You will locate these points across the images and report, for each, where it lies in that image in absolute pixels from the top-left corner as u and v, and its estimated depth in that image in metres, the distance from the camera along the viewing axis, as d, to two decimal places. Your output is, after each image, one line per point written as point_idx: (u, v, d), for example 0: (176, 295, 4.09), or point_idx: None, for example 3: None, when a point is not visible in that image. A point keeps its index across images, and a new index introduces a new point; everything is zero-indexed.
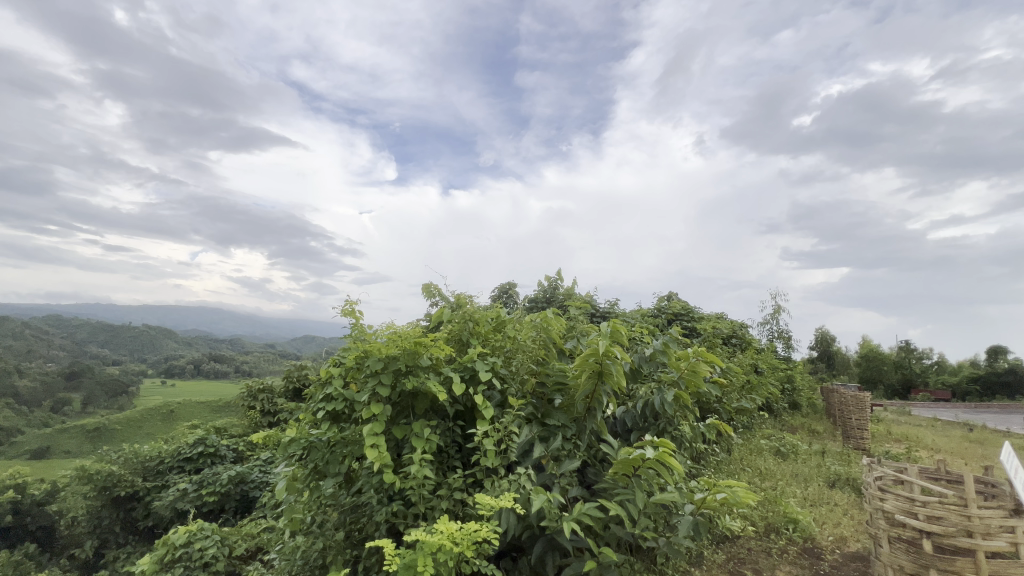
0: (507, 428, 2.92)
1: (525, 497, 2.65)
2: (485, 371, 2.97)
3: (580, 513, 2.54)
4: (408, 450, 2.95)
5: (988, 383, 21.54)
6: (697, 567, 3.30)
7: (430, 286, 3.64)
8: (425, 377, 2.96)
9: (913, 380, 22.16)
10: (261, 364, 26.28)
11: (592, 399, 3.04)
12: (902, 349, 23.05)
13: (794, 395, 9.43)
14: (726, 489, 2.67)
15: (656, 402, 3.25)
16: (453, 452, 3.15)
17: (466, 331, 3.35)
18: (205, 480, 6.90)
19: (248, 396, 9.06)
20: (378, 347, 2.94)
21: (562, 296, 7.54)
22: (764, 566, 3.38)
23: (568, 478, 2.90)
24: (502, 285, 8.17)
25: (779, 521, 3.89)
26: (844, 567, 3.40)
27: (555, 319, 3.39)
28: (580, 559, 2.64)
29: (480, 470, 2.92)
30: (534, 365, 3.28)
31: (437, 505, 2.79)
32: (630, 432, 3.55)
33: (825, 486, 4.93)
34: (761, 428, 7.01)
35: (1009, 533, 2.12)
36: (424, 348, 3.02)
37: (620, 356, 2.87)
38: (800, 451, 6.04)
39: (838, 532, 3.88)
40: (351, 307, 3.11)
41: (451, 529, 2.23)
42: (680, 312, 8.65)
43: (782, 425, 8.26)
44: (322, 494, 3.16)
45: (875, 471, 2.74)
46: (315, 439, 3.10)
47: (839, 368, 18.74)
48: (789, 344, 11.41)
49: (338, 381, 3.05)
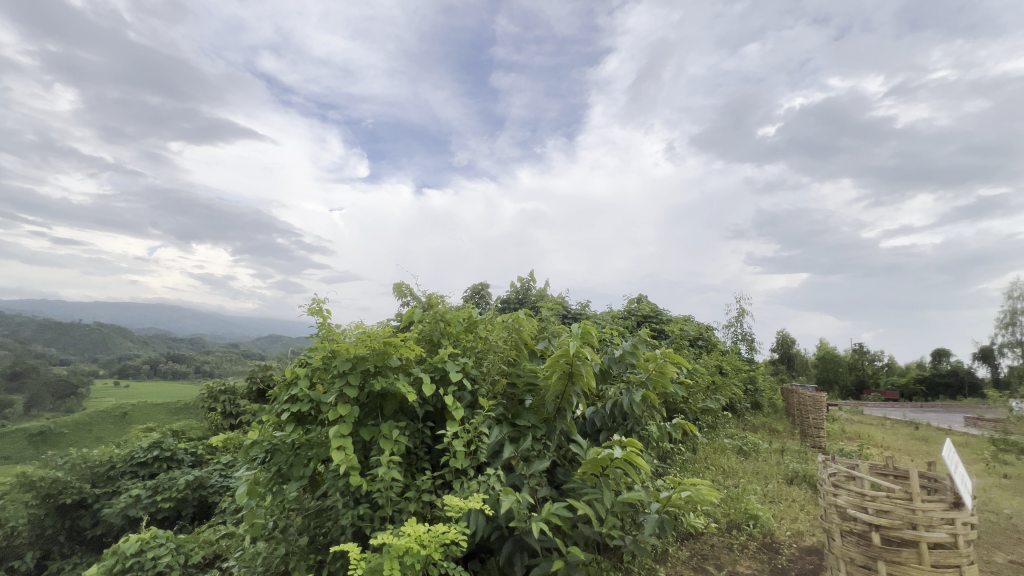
0: (477, 429, 2.92)
1: (494, 498, 2.64)
2: (455, 372, 2.95)
3: (548, 513, 2.55)
4: (376, 453, 2.90)
5: (932, 383, 22.92)
6: (662, 564, 3.36)
7: (401, 285, 3.59)
8: (395, 377, 2.91)
9: (865, 381, 23.34)
10: (223, 364, 25.33)
11: (562, 399, 3.06)
12: (856, 352, 24.24)
13: (756, 395, 9.76)
14: (691, 488, 2.74)
15: (625, 402, 3.30)
16: (422, 454, 3.11)
17: (437, 332, 3.32)
18: (160, 485, 6.59)
19: (208, 397, 8.70)
20: (346, 347, 2.89)
21: (535, 297, 7.58)
22: (725, 561, 3.49)
23: (537, 478, 2.91)
24: (475, 286, 8.14)
25: (741, 517, 4.02)
26: (800, 560, 3.54)
27: (526, 319, 3.39)
28: (549, 559, 2.65)
29: (450, 471, 2.90)
30: (505, 365, 3.29)
31: (405, 508, 2.75)
32: (599, 432, 3.59)
33: (784, 483, 5.12)
34: (725, 428, 7.21)
35: (950, 525, 2.26)
36: (394, 349, 2.98)
37: (590, 356, 2.90)
38: (760, 450, 6.24)
39: (795, 527, 4.04)
40: (319, 306, 3.04)
41: (418, 532, 2.21)
42: (649, 314, 8.83)
43: (745, 425, 8.54)
44: (285, 498, 3.08)
45: (829, 467, 2.86)
46: (279, 442, 3.01)
47: (799, 369, 19.55)
48: (752, 346, 11.82)
49: (304, 382, 2.97)
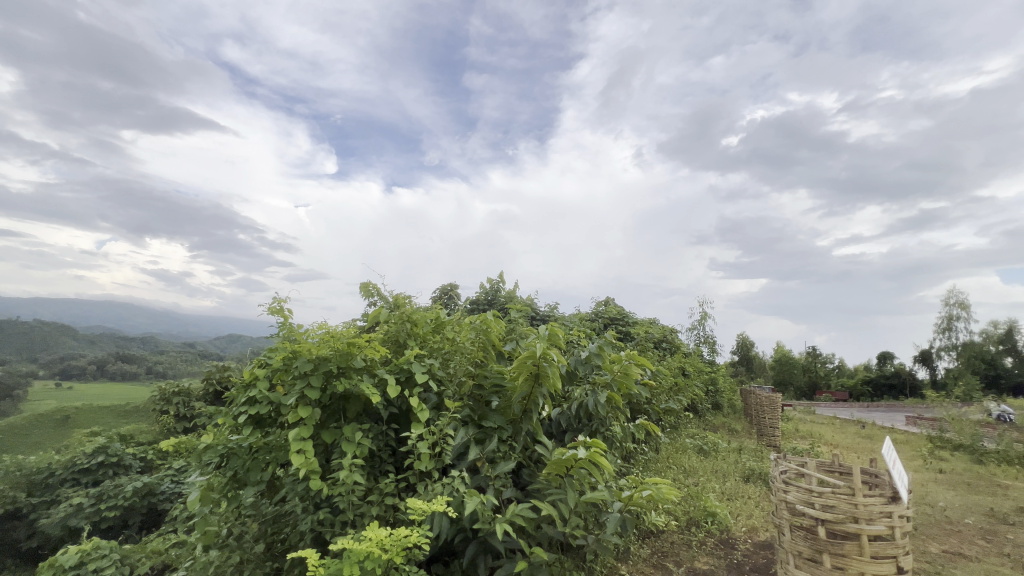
0: (443, 431, 2.90)
1: (459, 500, 2.62)
2: (421, 373, 2.92)
3: (512, 514, 2.55)
4: (338, 456, 2.84)
5: (878, 384, 24.32)
6: (624, 563, 3.43)
7: (368, 285, 3.53)
8: (358, 379, 2.85)
9: (818, 382, 24.51)
10: (177, 364, 24.13)
11: (529, 401, 3.07)
12: (809, 354, 25.44)
13: (717, 395, 10.08)
14: (652, 487, 2.79)
15: (590, 403, 3.35)
16: (386, 456, 3.06)
17: (403, 333, 3.28)
18: (104, 493, 6.22)
19: (160, 399, 8.30)
20: (308, 348, 2.81)
21: (504, 298, 7.59)
22: (684, 557, 3.59)
23: (502, 479, 2.91)
24: (444, 286, 8.08)
25: (699, 515, 4.14)
26: (754, 555, 3.69)
27: (494, 321, 3.39)
28: (512, 560, 2.65)
29: (414, 474, 2.87)
30: (472, 366, 3.28)
31: (367, 512, 2.70)
32: (565, 433, 3.63)
33: (741, 481, 5.32)
34: (687, 428, 7.42)
35: (888, 518, 2.40)
36: (358, 349, 2.92)
37: (556, 358, 2.92)
38: (720, 449, 6.45)
39: (750, 523, 4.20)
40: (280, 305, 2.95)
41: (380, 536, 2.17)
42: (616, 316, 8.98)
43: (705, 425, 8.82)
44: (240, 504, 2.97)
45: (780, 465, 2.98)
46: (235, 445, 2.90)
47: (757, 371, 20.34)
48: (713, 349, 12.22)
49: (263, 383, 2.88)
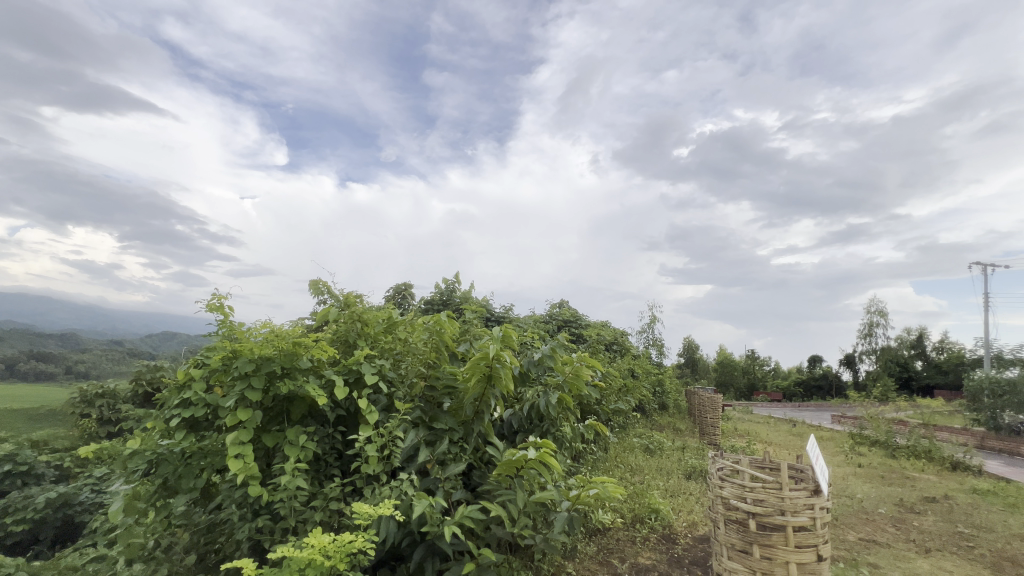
0: (392, 432, 2.86)
1: (407, 504, 2.59)
2: (371, 374, 2.86)
3: (461, 516, 2.54)
4: (280, 460, 2.73)
5: (808, 386, 26.15)
6: (570, 560, 3.50)
7: (318, 282, 3.40)
8: (304, 380, 2.75)
9: (755, 384, 26.03)
10: (101, 364, 22.24)
11: (481, 402, 3.08)
12: (748, 357, 26.99)
13: (663, 396, 10.48)
14: (599, 485, 2.85)
15: (542, 404, 3.40)
16: (332, 460, 2.96)
17: (353, 332, 3.18)
18: (11, 506, 5.64)
19: (81, 402, 7.63)
20: (251, 348, 2.68)
21: (459, 299, 7.54)
22: (628, 553, 3.71)
23: (452, 481, 2.90)
24: (397, 286, 7.92)
25: (644, 512, 4.29)
26: (693, 548, 3.87)
27: (448, 322, 3.34)
28: (460, 562, 2.64)
29: (360, 478, 2.81)
30: (424, 368, 3.24)
31: (310, 518, 2.61)
32: (516, 433, 3.66)
33: (683, 478, 5.57)
34: (635, 428, 7.66)
35: (810, 510, 2.58)
36: (304, 349, 2.81)
37: (509, 360, 2.93)
38: (665, 448, 6.72)
39: (690, 518, 4.41)
40: (220, 302, 2.79)
41: (322, 542, 2.10)
42: (569, 319, 9.14)
43: (652, 424, 9.15)
44: (170, 513, 2.80)
45: (717, 462, 3.13)
46: (165, 451, 2.73)
47: (701, 373, 21.34)
48: (661, 351, 12.70)
49: (199, 384, 2.72)
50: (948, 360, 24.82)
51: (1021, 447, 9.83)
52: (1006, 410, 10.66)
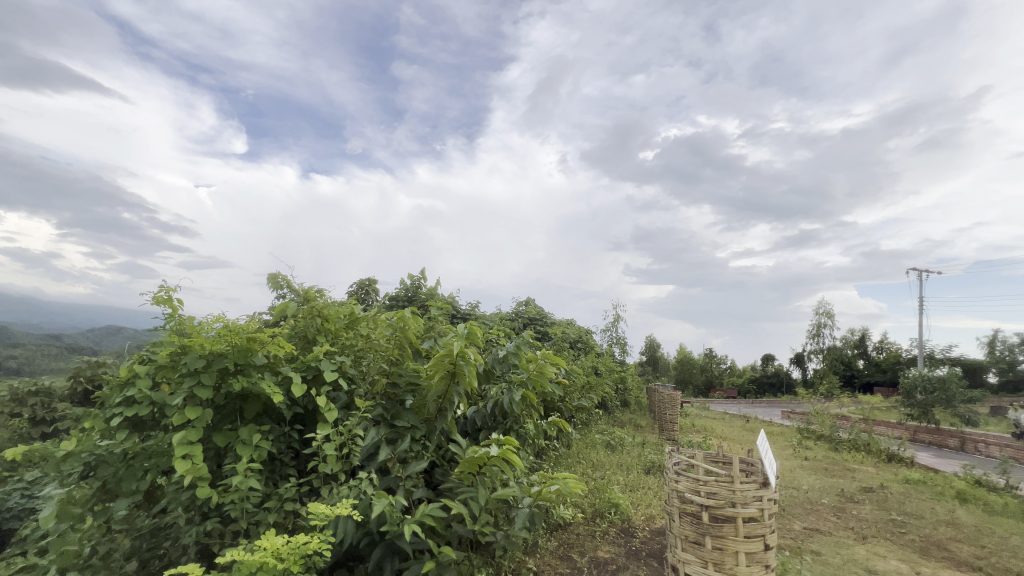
0: (352, 431, 2.80)
1: (366, 503, 2.54)
2: (330, 371, 2.79)
3: (422, 514, 2.51)
4: (231, 460, 2.62)
5: (761, 383, 27.36)
6: (531, 556, 3.54)
7: (277, 276, 3.28)
8: (259, 377, 2.64)
9: (713, 381, 27.04)
10: (36, 359, 20.71)
11: (444, 400, 3.05)
12: (706, 356, 28.03)
13: (625, 393, 10.71)
14: (560, 481, 2.88)
15: (505, 402, 3.40)
16: (288, 460, 2.86)
17: (313, 328, 3.09)
18: None
19: (10, 400, 7.07)
20: (201, 343, 2.55)
21: (425, 295, 7.45)
22: (588, 547, 3.78)
23: (413, 479, 2.87)
24: (361, 281, 7.74)
25: (604, 506, 4.38)
26: (650, 541, 3.99)
27: (412, 318, 3.28)
28: (419, 561, 2.61)
29: (318, 477, 2.73)
30: (386, 365, 3.17)
31: (263, 519, 2.52)
32: (479, 431, 3.64)
33: (643, 472, 5.72)
34: (597, 424, 7.80)
35: (759, 501, 2.70)
36: (259, 345, 2.70)
37: (473, 357, 2.92)
38: (625, 444, 6.88)
39: (648, 511, 4.54)
40: (168, 295, 2.65)
41: (275, 544, 2.03)
42: (535, 317, 9.21)
43: (614, 421, 9.35)
44: (110, 518, 2.64)
45: (674, 457, 3.22)
46: (105, 452, 2.57)
47: (662, 370, 21.96)
48: (624, 349, 12.99)
49: (144, 381, 2.58)
50: (887, 358, 26.50)
51: (947, 439, 10.62)
52: (936, 405, 11.46)
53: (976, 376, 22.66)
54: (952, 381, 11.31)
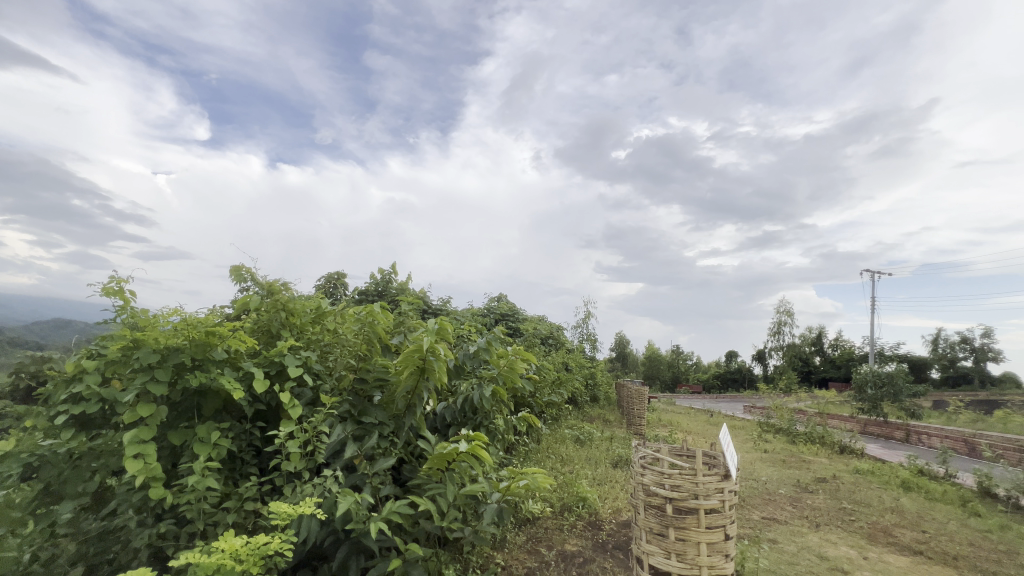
0: (317, 428, 2.73)
1: (331, 501, 2.48)
2: (295, 367, 2.71)
3: (388, 511, 2.48)
4: (187, 459, 2.51)
5: (724, 378, 28.28)
6: (499, 551, 3.55)
7: (241, 268, 3.15)
8: (218, 372, 2.53)
9: (679, 376, 27.77)
10: None
11: (413, 396, 3.00)
12: (673, 352, 28.77)
13: (595, 389, 10.85)
14: (529, 476, 2.89)
15: (476, 398, 3.38)
16: (249, 458, 2.77)
17: (277, 322, 3.00)
18: None
19: None
20: (156, 338, 2.43)
21: (395, 290, 7.34)
22: (556, 541, 3.82)
23: (381, 476, 2.82)
24: (329, 275, 7.55)
25: (572, 500, 4.44)
26: (616, 533, 4.06)
27: (381, 312, 3.21)
28: (386, 559, 2.57)
29: (281, 476, 2.66)
30: (354, 360, 3.10)
31: (221, 520, 2.43)
32: (449, 427, 3.61)
33: (610, 466, 5.82)
34: (567, 419, 7.88)
35: (720, 493, 2.79)
36: (219, 339, 2.59)
37: (443, 353, 2.89)
38: (594, 438, 6.97)
39: (615, 504, 4.62)
40: (119, 286, 2.51)
41: (234, 546, 1.96)
42: (507, 313, 9.22)
43: (583, 416, 9.47)
44: (54, 522, 2.49)
45: (640, 451, 3.28)
46: (48, 453, 2.42)
47: (631, 366, 22.39)
48: (594, 345, 13.17)
49: (92, 377, 2.44)
50: (841, 355, 27.85)
51: (894, 432, 11.24)
52: (884, 400, 12.11)
53: (921, 372, 24.09)
54: (900, 377, 11.98)
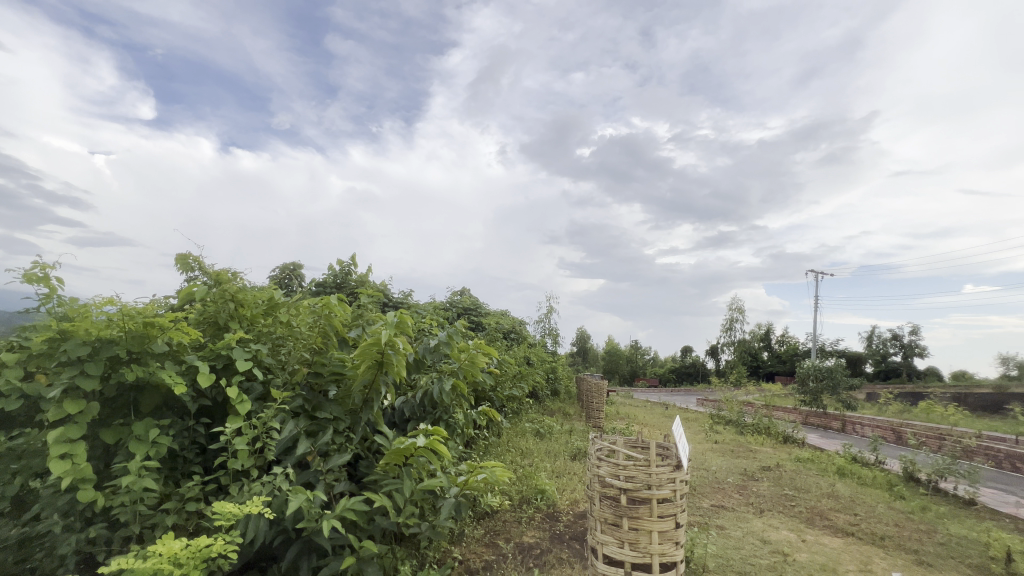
0: (267, 424, 2.62)
1: (281, 500, 2.39)
2: (243, 361, 2.58)
3: (342, 509, 2.41)
4: (122, 458, 2.35)
5: (680, 373, 29.32)
6: (456, 545, 3.54)
7: (186, 256, 2.97)
8: (157, 366, 2.38)
9: (637, 371, 28.55)
10: None
11: (370, 390, 2.93)
12: (631, 347, 29.54)
13: (556, 383, 11.00)
14: (487, 470, 2.88)
15: (435, 392, 3.34)
16: (192, 457, 2.62)
17: (225, 314, 2.84)
18: None
19: None
20: (87, 329, 2.25)
21: (355, 282, 7.14)
22: (514, 533, 3.85)
23: (335, 473, 2.74)
24: (283, 266, 7.25)
25: (531, 493, 4.48)
26: (573, 524, 4.14)
27: (338, 305, 3.09)
28: (339, 557, 2.50)
29: (227, 474, 2.54)
30: (308, 354, 2.99)
31: (160, 522, 2.29)
32: (408, 422, 3.56)
33: (569, 459, 5.91)
34: (528, 413, 7.95)
35: (672, 483, 2.89)
36: (159, 331, 2.42)
37: (402, 346, 2.82)
38: (554, 431, 7.06)
39: (572, 496, 4.70)
40: (44, 273, 2.31)
41: (172, 550, 1.85)
42: (469, 307, 9.17)
43: (544, 410, 9.57)
44: None
45: (597, 443, 3.34)
46: None
47: (591, 361, 22.80)
48: (556, 340, 13.32)
49: (12, 372, 2.24)
50: (787, 351, 29.44)
51: (832, 422, 11.99)
52: (824, 392, 12.92)
53: (857, 366, 25.85)
54: (838, 371, 12.80)
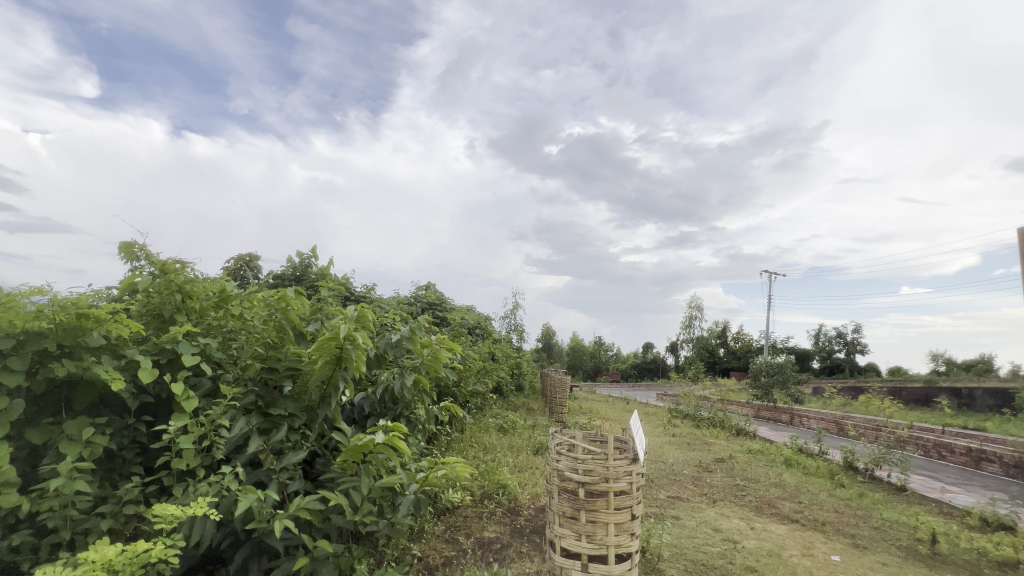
0: (216, 421, 2.49)
1: (230, 500, 2.29)
2: (190, 355, 2.44)
3: (296, 508, 2.33)
4: (52, 460, 2.19)
5: (641, 368, 30.12)
6: (415, 542, 3.51)
7: (130, 244, 2.78)
8: (93, 361, 2.22)
9: (600, 366, 29.13)
10: None
11: (328, 386, 2.84)
12: (595, 343, 30.10)
13: (521, 378, 11.06)
14: (448, 466, 2.85)
15: (396, 387, 3.28)
16: (132, 457, 2.47)
17: (171, 306, 2.68)
18: None
19: None
20: (11, 320, 2.07)
21: (315, 275, 6.92)
22: (474, 528, 3.85)
23: (289, 472, 2.65)
24: (239, 257, 6.94)
25: (492, 488, 4.49)
26: (534, 518, 4.18)
27: (295, 297, 2.97)
28: (292, 558, 2.42)
29: (171, 475, 2.41)
30: (262, 348, 2.86)
31: (94, 527, 2.15)
32: (367, 418, 3.48)
33: (531, 453, 5.97)
34: (491, 408, 7.96)
35: (628, 475, 2.95)
36: (96, 323, 2.26)
37: (362, 341, 2.74)
38: (517, 427, 7.10)
39: (533, 490, 4.74)
40: None
41: (106, 555, 1.73)
42: (434, 302, 9.08)
43: (508, 405, 9.61)
44: None
45: (557, 437, 3.37)
46: None
47: (556, 356, 23.07)
48: (521, 336, 13.38)
49: None
50: (741, 347, 30.75)
51: (780, 415, 12.60)
52: (774, 387, 13.58)
53: (805, 362, 27.28)
54: (787, 367, 13.47)
